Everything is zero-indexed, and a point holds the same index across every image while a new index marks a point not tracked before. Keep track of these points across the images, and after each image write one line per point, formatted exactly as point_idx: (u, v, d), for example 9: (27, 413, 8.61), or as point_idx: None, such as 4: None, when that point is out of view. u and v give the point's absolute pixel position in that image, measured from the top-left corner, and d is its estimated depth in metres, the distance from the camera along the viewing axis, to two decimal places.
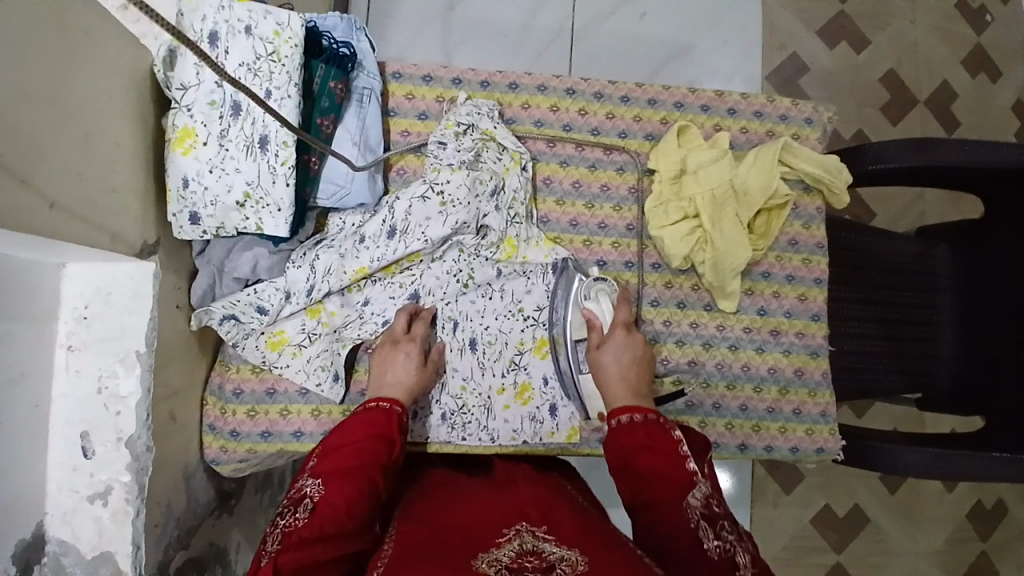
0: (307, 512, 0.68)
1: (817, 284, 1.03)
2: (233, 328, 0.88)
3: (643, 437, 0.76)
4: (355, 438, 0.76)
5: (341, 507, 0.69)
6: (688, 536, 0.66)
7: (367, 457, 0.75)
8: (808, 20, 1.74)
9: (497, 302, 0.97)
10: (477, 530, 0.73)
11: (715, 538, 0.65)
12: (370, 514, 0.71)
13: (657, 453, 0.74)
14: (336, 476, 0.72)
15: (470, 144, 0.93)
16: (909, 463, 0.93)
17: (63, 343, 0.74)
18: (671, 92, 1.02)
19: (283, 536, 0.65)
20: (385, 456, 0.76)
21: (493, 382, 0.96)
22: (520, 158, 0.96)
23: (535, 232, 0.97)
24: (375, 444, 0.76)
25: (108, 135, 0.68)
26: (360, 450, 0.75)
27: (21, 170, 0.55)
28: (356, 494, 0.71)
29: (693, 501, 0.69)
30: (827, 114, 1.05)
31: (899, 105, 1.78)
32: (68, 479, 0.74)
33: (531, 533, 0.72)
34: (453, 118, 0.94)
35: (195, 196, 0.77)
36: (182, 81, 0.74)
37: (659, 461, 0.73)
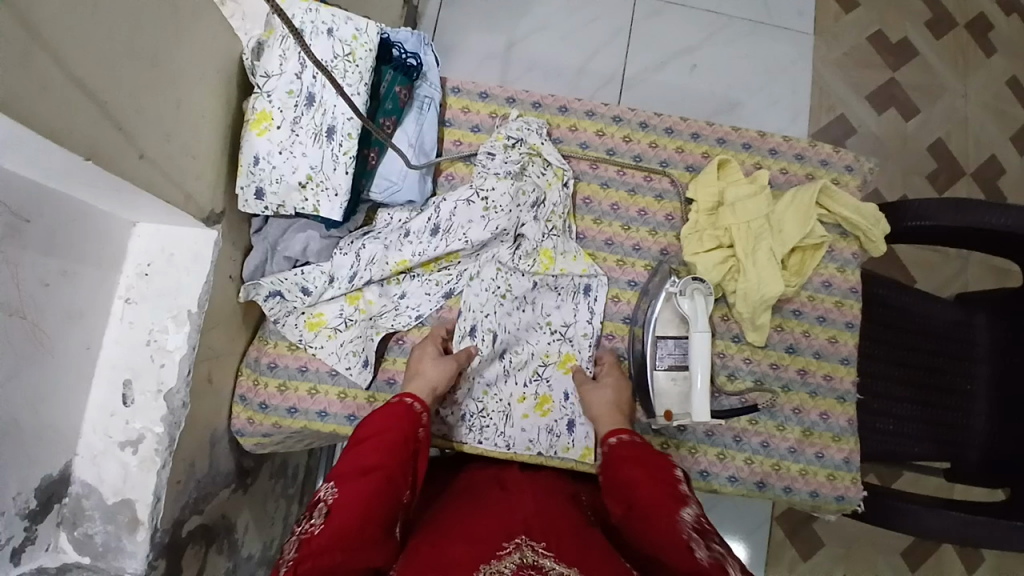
0: (321, 517, 0.70)
1: (849, 328, 1.02)
2: (276, 305, 0.92)
3: (636, 451, 0.83)
4: (376, 433, 0.79)
5: (357, 507, 0.71)
6: (679, 549, 0.68)
7: (387, 452, 0.78)
8: (857, 85, 1.78)
9: (529, 313, 0.99)
10: (482, 533, 0.71)
11: (706, 548, 0.67)
12: (391, 511, 0.73)
13: (648, 470, 0.79)
14: (352, 477, 0.74)
15: (518, 156, 0.99)
16: (933, 526, 0.88)
17: (122, 294, 0.82)
18: (715, 129, 1.06)
19: (301, 544, 0.67)
20: (404, 450, 0.79)
21: (514, 390, 0.97)
22: (562, 175, 1.01)
23: (571, 246, 1.00)
24: (394, 438, 0.79)
25: (197, 106, 0.75)
26: (383, 445, 0.78)
27: (119, 119, 0.61)
28: (375, 490, 0.73)
29: (683, 517, 0.72)
30: (869, 164, 1.07)
31: (945, 175, 1.78)
32: (104, 423, 0.80)
33: (531, 546, 0.69)
34: (504, 131, 1.00)
35: (263, 173, 0.83)
36: (267, 70, 0.82)
37: (652, 477, 0.78)
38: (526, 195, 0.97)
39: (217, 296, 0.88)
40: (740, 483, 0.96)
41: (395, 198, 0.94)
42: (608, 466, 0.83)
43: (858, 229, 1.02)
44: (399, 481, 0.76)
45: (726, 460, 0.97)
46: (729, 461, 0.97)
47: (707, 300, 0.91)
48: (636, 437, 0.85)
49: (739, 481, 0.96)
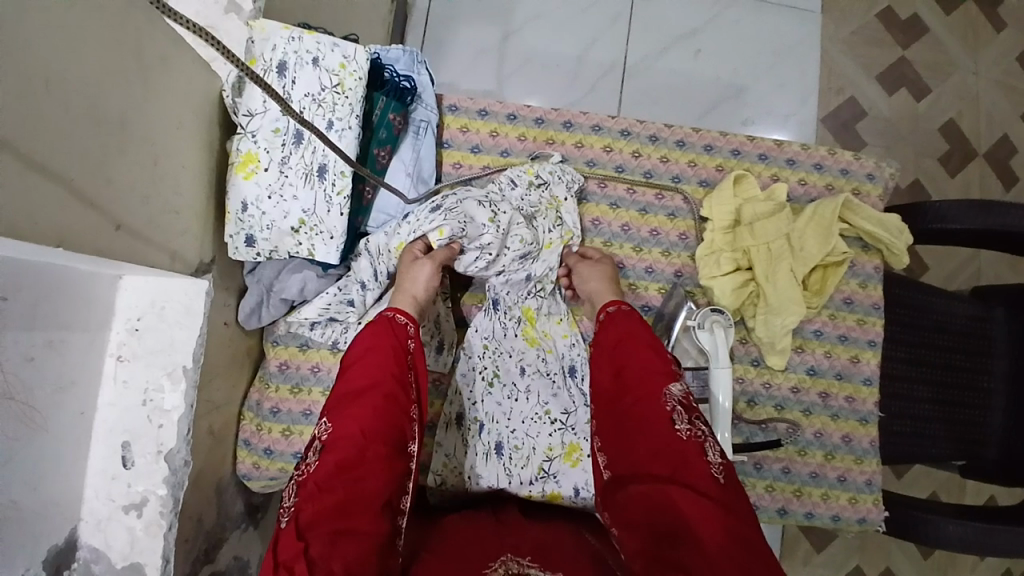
0: (317, 454, 0.66)
1: (871, 347, 0.98)
2: (327, 330, 0.93)
3: (634, 324, 0.82)
4: (362, 354, 0.74)
5: (354, 438, 0.67)
6: (668, 426, 0.70)
7: (377, 370, 0.73)
8: (869, 66, 1.70)
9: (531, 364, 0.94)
10: (466, 556, 0.70)
11: (687, 422, 0.70)
12: (393, 426, 0.70)
13: (645, 348, 0.78)
14: (343, 406, 0.70)
15: (539, 199, 0.94)
16: (947, 535, 0.86)
17: (114, 352, 0.76)
18: (728, 139, 1.01)
19: (299, 487, 0.64)
20: (394, 364, 0.74)
21: (540, 442, 0.90)
22: (570, 237, 0.95)
23: (559, 308, 0.97)
24: (384, 350, 0.75)
25: (176, 158, 0.71)
26: (374, 363, 0.73)
27: (90, 192, 0.57)
28: (367, 413, 0.69)
29: (673, 392, 0.73)
30: (890, 170, 1.02)
31: (958, 159, 1.72)
32: (106, 487, 0.75)
33: (517, 561, 0.69)
34: (535, 167, 0.95)
35: (252, 220, 0.78)
36: (249, 108, 0.76)
37: (648, 353, 0.77)
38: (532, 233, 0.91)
39: (212, 346, 0.85)
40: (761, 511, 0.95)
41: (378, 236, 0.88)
42: (602, 340, 0.83)
43: (881, 242, 0.98)
44: (398, 399, 0.72)
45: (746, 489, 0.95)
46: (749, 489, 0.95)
47: (727, 333, 0.87)
48: (632, 310, 0.84)
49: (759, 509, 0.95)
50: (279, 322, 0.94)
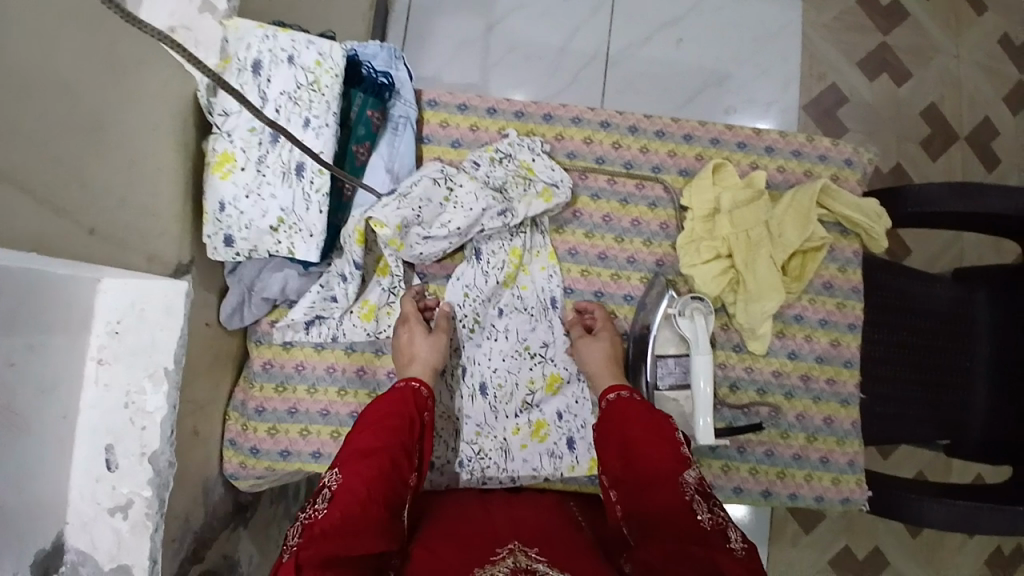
0: (325, 503, 0.66)
1: (851, 330, 0.99)
2: (323, 329, 0.92)
3: (639, 406, 0.82)
4: (374, 419, 0.77)
5: (360, 492, 0.68)
6: (680, 508, 0.69)
7: (389, 435, 0.75)
8: (850, 52, 1.71)
9: (504, 342, 0.95)
10: (472, 545, 0.71)
11: (708, 510, 0.69)
12: (396, 496, 0.71)
13: (653, 428, 0.78)
14: (351, 463, 0.71)
15: (505, 172, 0.94)
16: (935, 516, 0.87)
17: (94, 355, 0.76)
18: (707, 128, 1.01)
19: (304, 529, 0.63)
20: (405, 434, 0.77)
21: (507, 424, 0.94)
22: (551, 194, 0.93)
23: (539, 242, 0.97)
24: (395, 422, 0.77)
25: (151, 159, 0.70)
26: (386, 429, 0.76)
27: (65, 195, 0.57)
28: (375, 474, 0.70)
29: (686, 478, 0.72)
30: (868, 156, 1.03)
31: (939, 142, 1.73)
32: (90, 490, 0.75)
33: (524, 551, 0.69)
34: (495, 144, 0.96)
35: (231, 219, 0.77)
36: (224, 108, 0.75)
37: (655, 432, 0.78)
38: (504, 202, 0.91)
39: (193, 346, 0.84)
40: (745, 495, 0.96)
41: (348, 225, 0.86)
42: (604, 424, 0.83)
43: (860, 226, 0.98)
44: (401, 466, 0.74)
45: (731, 473, 0.96)
46: (733, 473, 0.96)
47: (707, 319, 0.90)
48: (638, 396, 0.85)
49: (743, 492, 0.96)
50: (262, 320, 0.94)
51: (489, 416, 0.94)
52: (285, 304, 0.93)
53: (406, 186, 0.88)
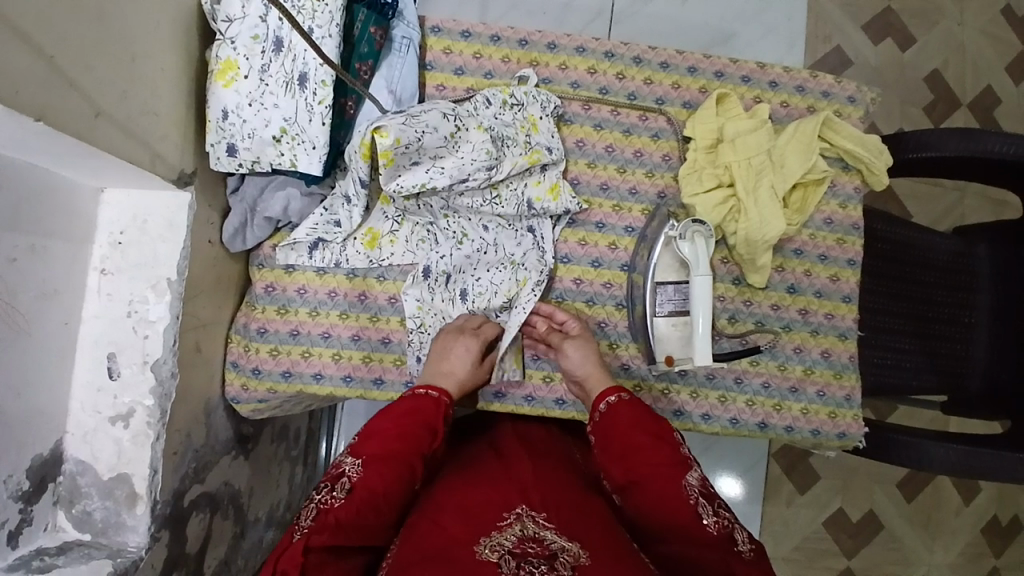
0: (344, 493, 0.69)
1: (850, 265, 1.00)
2: (326, 253, 0.93)
3: (637, 411, 0.80)
4: (397, 422, 0.77)
5: (377, 494, 0.70)
6: (689, 513, 0.71)
7: (412, 444, 0.75)
8: (855, 13, 1.70)
9: (491, 254, 0.96)
10: (478, 509, 0.70)
11: (713, 514, 0.71)
12: (407, 496, 0.74)
13: (647, 433, 0.78)
14: (376, 461, 0.72)
15: (512, 118, 0.94)
16: (935, 456, 0.91)
17: (97, 266, 0.77)
18: (712, 61, 1.01)
19: (319, 513, 0.66)
20: (428, 444, 0.77)
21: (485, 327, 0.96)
22: (540, 156, 0.93)
23: (556, 172, 0.96)
24: (421, 431, 0.77)
25: (153, 60, 0.70)
26: (410, 435, 0.76)
27: (71, 74, 0.56)
28: (393, 480, 0.72)
29: (690, 481, 0.74)
30: (871, 94, 1.03)
31: (942, 107, 1.73)
32: (92, 400, 0.77)
33: (532, 517, 0.69)
34: (510, 88, 0.95)
35: (233, 127, 0.78)
36: (228, 14, 0.76)
37: (657, 441, 0.77)
38: (501, 156, 0.91)
39: (196, 263, 0.83)
40: (743, 425, 0.97)
41: (353, 139, 0.84)
42: (604, 428, 0.81)
43: (862, 162, 0.98)
44: (417, 471, 0.75)
45: (728, 403, 0.96)
46: (730, 403, 0.97)
47: (708, 243, 0.91)
48: (628, 398, 0.82)
49: (740, 423, 0.97)
50: (264, 244, 0.95)
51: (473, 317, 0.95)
52: (286, 228, 0.94)
53: (418, 111, 0.85)
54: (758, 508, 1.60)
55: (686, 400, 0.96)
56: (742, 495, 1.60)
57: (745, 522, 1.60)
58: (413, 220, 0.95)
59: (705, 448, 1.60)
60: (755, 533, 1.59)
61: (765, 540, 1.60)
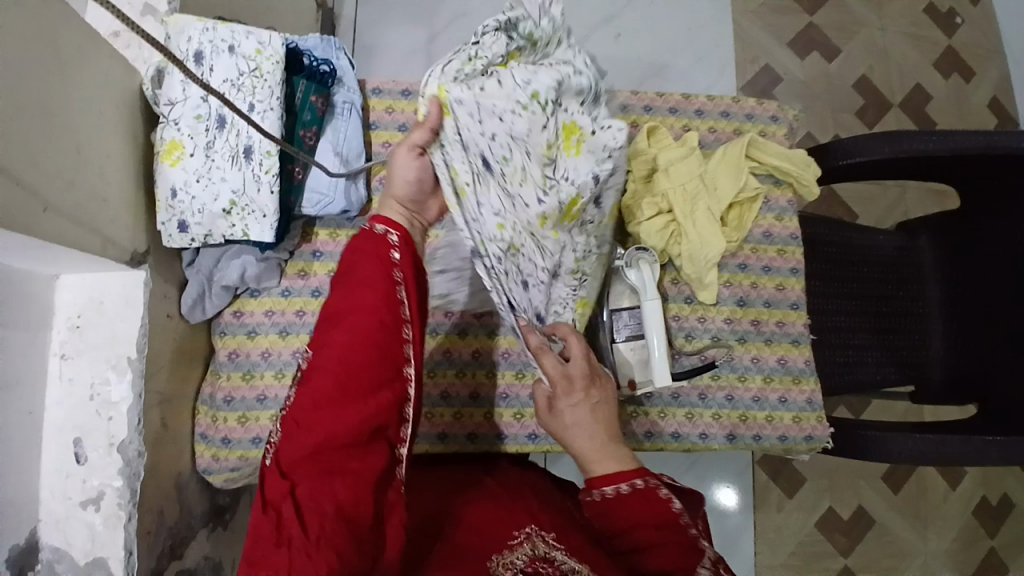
0: (298, 386, 0.62)
1: (794, 274, 1.05)
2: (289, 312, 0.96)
3: (633, 501, 0.68)
4: (343, 286, 0.65)
5: (334, 371, 0.60)
6: None
7: (363, 288, 0.64)
8: (777, 34, 1.81)
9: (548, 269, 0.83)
10: (487, 528, 0.74)
11: None
12: (384, 362, 0.63)
13: (668, 527, 0.67)
14: (324, 335, 0.62)
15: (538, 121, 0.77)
16: (903, 449, 0.93)
17: (57, 351, 0.77)
18: (640, 97, 1.08)
19: (282, 421, 0.61)
20: (384, 269, 0.65)
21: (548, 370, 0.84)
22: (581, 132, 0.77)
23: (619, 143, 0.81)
24: (368, 270, 0.65)
25: (98, 149, 0.72)
26: (359, 279, 0.64)
27: (17, 172, 0.59)
28: (352, 346, 0.62)
29: (702, 573, 0.64)
30: (792, 112, 1.10)
31: (873, 111, 1.83)
32: (62, 486, 0.76)
33: (542, 536, 0.71)
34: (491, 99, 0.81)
35: (183, 205, 0.80)
36: (170, 97, 0.79)
37: (656, 533, 0.67)
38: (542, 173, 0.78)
39: (157, 339, 0.84)
40: (712, 439, 0.99)
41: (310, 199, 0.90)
42: (603, 518, 0.70)
43: (791, 176, 1.04)
44: (383, 324, 0.63)
45: (695, 419, 0.99)
46: (697, 419, 0.99)
47: (653, 269, 0.95)
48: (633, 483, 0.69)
49: (709, 438, 0.99)
50: (224, 312, 0.96)
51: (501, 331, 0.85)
52: (245, 293, 0.96)
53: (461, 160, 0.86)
54: (750, 518, 1.61)
55: (655, 420, 0.98)
56: (734, 506, 1.61)
57: (739, 533, 1.60)
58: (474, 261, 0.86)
59: (690, 463, 1.62)
60: (750, 543, 1.60)
61: (761, 549, 1.61)
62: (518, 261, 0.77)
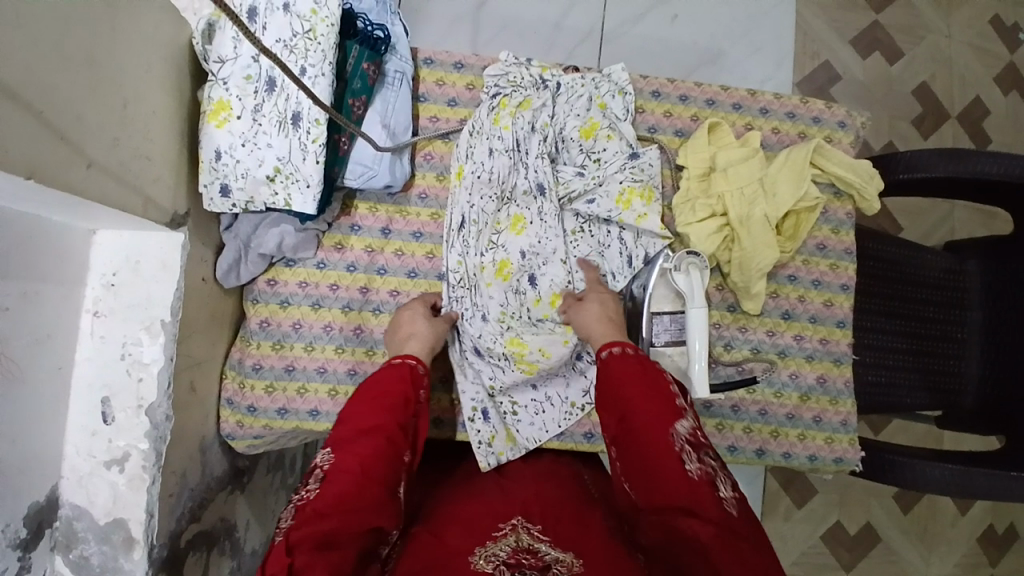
0: (318, 483, 0.69)
1: (844, 291, 1.01)
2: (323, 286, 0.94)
3: (636, 363, 0.78)
4: (366, 402, 0.77)
5: (355, 474, 0.69)
6: (672, 463, 0.69)
7: (384, 419, 0.75)
8: (841, 29, 1.72)
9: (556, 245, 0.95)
10: (476, 522, 0.75)
11: (697, 460, 0.69)
12: (393, 470, 0.73)
13: (646, 385, 0.76)
14: (348, 444, 0.72)
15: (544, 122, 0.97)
16: (933, 478, 0.89)
17: (90, 308, 0.76)
18: (704, 90, 1.02)
19: (297, 510, 0.66)
20: (400, 414, 0.77)
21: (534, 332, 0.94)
22: (597, 125, 0.97)
23: (617, 136, 0.97)
24: (396, 399, 0.78)
25: (144, 106, 0.69)
26: (378, 420, 0.75)
27: (61, 127, 0.56)
28: (373, 456, 0.72)
29: (680, 429, 0.72)
30: (861, 119, 1.04)
31: (930, 121, 1.75)
32: (87, 444, 0.75)
33: (527, 530, 0.74)
34: (506, 93, 0.96)
35: (226, 168, 0.77)
36: (220, 55, 0.76)
37: (648, 389, 0.75)
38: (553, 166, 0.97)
39: (190, 303, 0.83)
40: (741, 453, 0.97)
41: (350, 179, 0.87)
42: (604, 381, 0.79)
43: (853, 187, 0.99)
44: (397, 442, 0.75)
45: (726, 431, 0.97)
46: (729, 431, 0.97)
47: (703, 274, 0.92)
48: (631, 352, 0.80)
49: (738, 451, 0.97)
50: (258, 279, 0.94)
51: (529, 318, 0.95)
52: (280, 262, 0.94)
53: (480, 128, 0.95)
54: None
55: None
56: None
57: None
58: (484, 232, 0.95)
59: None
60: None
61: None
62: (511, 273, 0.94)
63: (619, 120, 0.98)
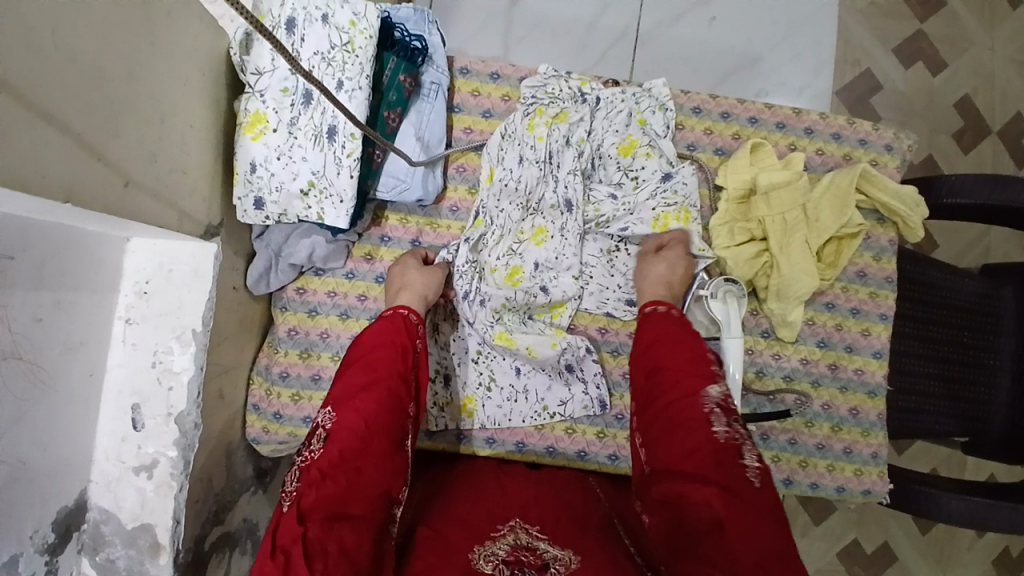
0: (322, 442, 0.67)
1: (883, 321, 0.97)
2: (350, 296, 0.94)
3: (666, 326, 0.78)
4: (368, 351, 0.75)
5: (357, 431, 0.67)
6: (698, 422, 0.67)
7: (384, 370, 0.73)
8: (885, 37, 1.65)
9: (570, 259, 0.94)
10: (475, 521, 0.73)
11: (726, 422, 0.66)
12: (398, 424, 0.70)
13: (679, 346, 0.74)
14: (347, 401, 0.69)
15: (578, 133, 0.94)
16: (951, 510, 0.84)
17: (122, 315, 0.76)
18: (746, 107, 0.99)
19: (303, 472, 0.64)
20: (401, 363, 0.74)
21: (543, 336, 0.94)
22: (636, 142, 0.95)
23: (652, 158, 0.95)
24: (395, 348, 0.75)
25: (182, 116, 0.69)
26: (378, 372, 0.73)
27: (99, 147, 0.56)
28: (376, 409, 0.69)
29: (708, 393, 0.69)
30: (907, 142, 1.00)
31: (971, 136, 1.68)
32: (116, 449, 0.75)
33: (525, 529, 0.72)
34: (544, 104, 0.94)
35: (261, 180, 0.77)
36: (258, 67, 0.75)
37: (681, 353, 0.74)
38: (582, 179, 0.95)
39: (222, 310, 0.83)
40: None
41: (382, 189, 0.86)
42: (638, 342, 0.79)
43: (897, 215, 0.95)
44: (399, 394, 0.72)
45: None
46: None
47: (740, 304, 0.88)
48: (672, 311, 0.79)
49: None
50: (287, 287, 0.93)
51: (522, 317, 0.95)
52: (310, 271, 0.93)
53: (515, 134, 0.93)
54: None
55: None
56: None
57: None
58: (504, 236, 0.93)
59: None
60: None
61: None
62: (523, 280, 0.93)
63: (659, 137, 0.96)
